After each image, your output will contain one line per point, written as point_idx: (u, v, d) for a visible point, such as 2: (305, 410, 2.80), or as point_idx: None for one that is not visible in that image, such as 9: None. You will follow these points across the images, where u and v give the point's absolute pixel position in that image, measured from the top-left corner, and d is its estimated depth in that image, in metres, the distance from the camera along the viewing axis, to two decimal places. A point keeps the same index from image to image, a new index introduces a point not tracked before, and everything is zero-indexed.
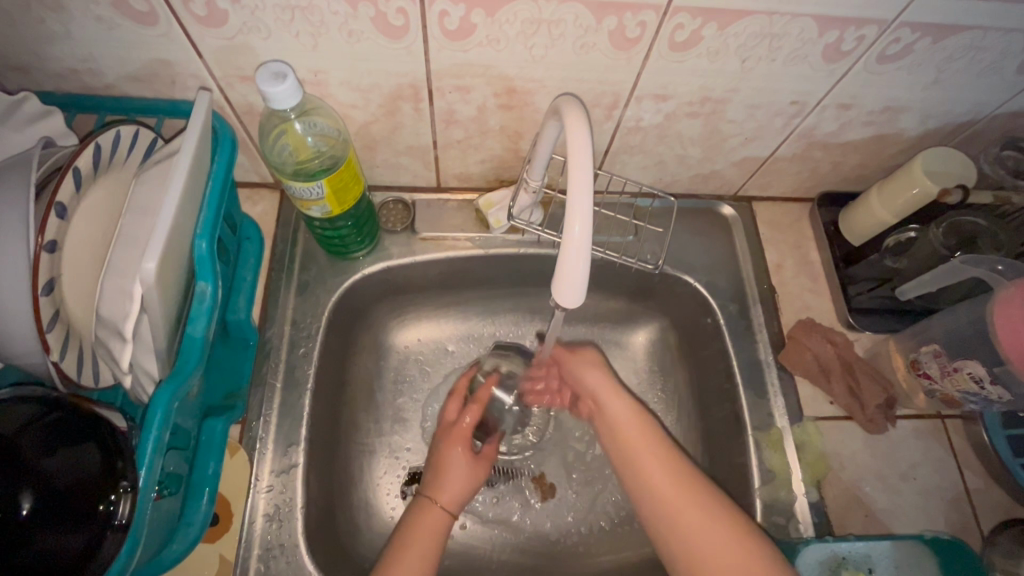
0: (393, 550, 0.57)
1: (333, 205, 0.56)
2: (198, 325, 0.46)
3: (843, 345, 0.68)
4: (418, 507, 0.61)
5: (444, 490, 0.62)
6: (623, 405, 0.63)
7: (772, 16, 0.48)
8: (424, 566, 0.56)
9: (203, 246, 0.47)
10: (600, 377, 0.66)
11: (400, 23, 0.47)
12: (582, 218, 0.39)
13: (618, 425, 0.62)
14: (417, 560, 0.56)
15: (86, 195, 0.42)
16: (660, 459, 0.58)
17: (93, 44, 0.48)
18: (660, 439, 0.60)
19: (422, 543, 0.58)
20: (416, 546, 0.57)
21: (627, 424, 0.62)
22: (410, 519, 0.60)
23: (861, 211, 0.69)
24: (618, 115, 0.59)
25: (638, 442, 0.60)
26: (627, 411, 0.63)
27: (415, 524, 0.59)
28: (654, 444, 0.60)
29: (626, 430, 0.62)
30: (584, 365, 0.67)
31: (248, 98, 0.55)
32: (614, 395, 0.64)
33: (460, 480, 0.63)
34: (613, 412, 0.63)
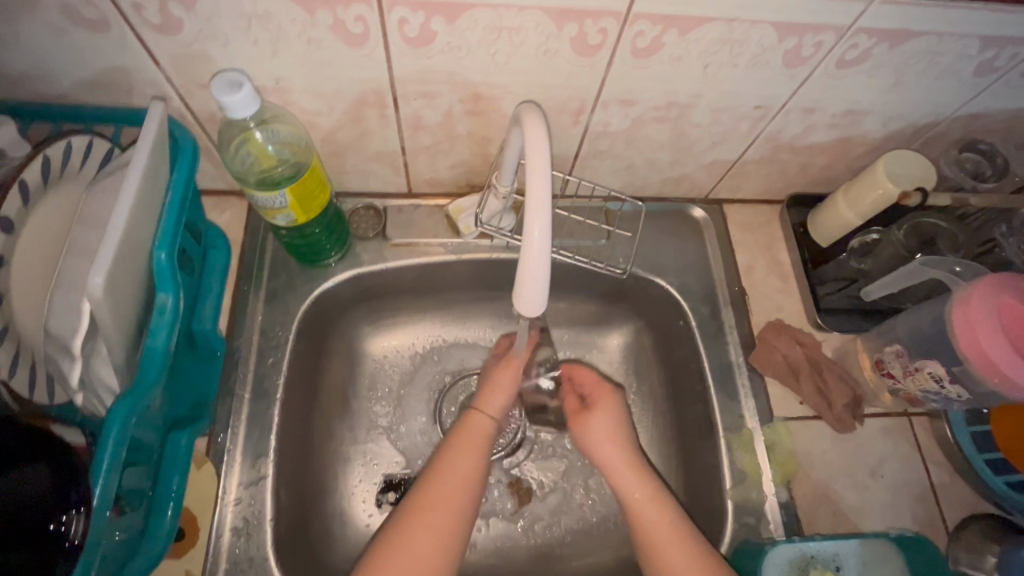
0: (440, 454, 0.59)
1: (298, 213, 0.55)
2: (158, 337, 0.46)
3: (812, 345, 0.68)
4: (467, 415, 0.63)
5: (489, 400, 0.63)
6: (642, 488, 0.61)
7: (731, 23, 0.48)
8: (472, 466, 0.58)
9: (162, 256, 0.46)
10: (611, 445, 0.64)
11: (360, 30, 0.47)
12: (541, 225, 0.39)
13: (630, 501, 0.60)
14: (466, 460, 0.59)
15: (34, 210, 0.42)
16: (682, 551, 0.56)
17: (47, 51, 0.47)
18: (686, 536, 0.57)
19: (471, 448, 0.60)
20: (463, 450, 0.59)
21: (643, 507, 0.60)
22: (458, 426, 0.62)
23: (829, 213, 0.69)
24: (585, 121, 0.59)
25: (657, 532, 0.58)
26: (648, 499, 0.60)
27: (462, 429, 0.61)
28: (676, 536, 0.57)
29: (639, 506, 0.60)
30: (597, 430, 0.65)
31: (209, 105, 0.54)
32: (639, 479, 0.61)
33: (502, 391, 0.64)
34: (629, 490, 0.61)
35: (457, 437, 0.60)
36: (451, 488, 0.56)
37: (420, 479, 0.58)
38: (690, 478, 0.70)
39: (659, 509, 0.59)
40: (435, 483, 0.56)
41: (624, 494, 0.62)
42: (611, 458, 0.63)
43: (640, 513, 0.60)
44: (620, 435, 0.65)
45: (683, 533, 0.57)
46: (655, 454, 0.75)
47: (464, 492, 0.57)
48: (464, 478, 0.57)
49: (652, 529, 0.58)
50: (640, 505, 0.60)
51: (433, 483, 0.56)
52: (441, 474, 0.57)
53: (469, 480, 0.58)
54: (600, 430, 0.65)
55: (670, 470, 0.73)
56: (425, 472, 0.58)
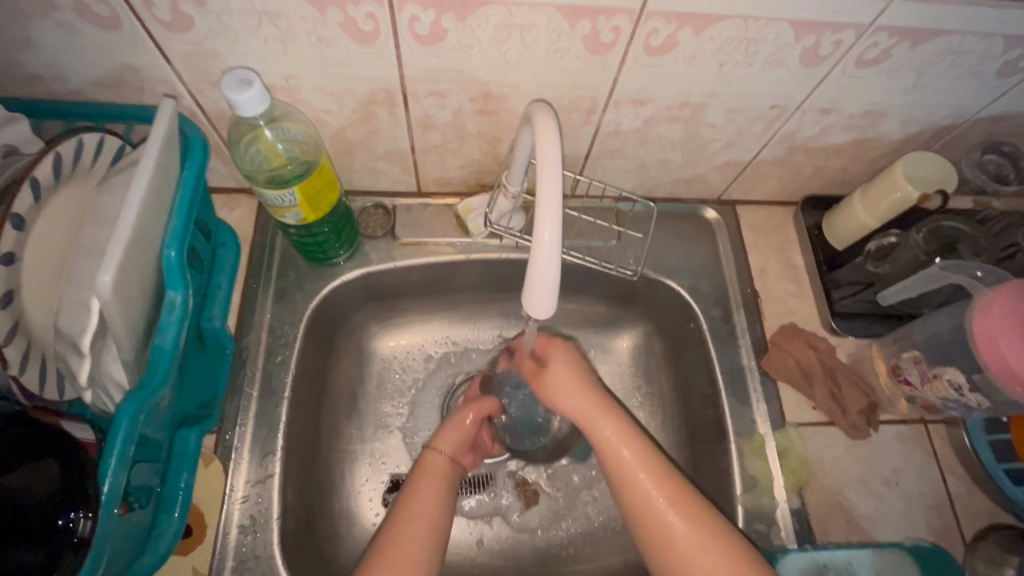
0: (404, 495, 0.58)
1: (307, 211, 0.55)
2: (167, 335, 0.46)
3: (826, 350, 0.67)
4: (422, 457, 0.63)
5: (441, 439, 0.64)
6: (611, 430, 0.57)
7: (746, 21, 0.47)
8: (437, 503, 0.58)
9: (171, 254, 0.46)
10: (574, 397, 0.59)
11: (370, 28, 0.46)
12: (551, 225, 0.39)
13: (603, 445, 0.58)
14: (431, 496, 0.58)
15: (46, 208, 0.42)
16: (681, 512, 0.53)
17: (60, 49, 0.47)
18: (682, 494, 0.54)
19: (431, 486, 0.59)
20: (426, 487, 0.59)
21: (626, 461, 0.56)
22: (416, 467, 0.62)
23: (845, 215, 0.68)
24: (596, 120, 0.59)
25: (645, 487, 0.55)
26: (634, 458, 0.56)
27: (420, 470, 0.61)
28: (667, 496, 0.54)
29: (621, 460, 0.56)
30: (558, 385, 0.60)
31: (219, 104, 0.54)
32: (606, 416, 0.58)
33: (456, 427, 0.66)
34: (621, 452, 0.57)
35: (417, 476, 0.60)
36: (420, 524, 0.55)
37: (391, 512, 0.57)
38: (699, 483, 0.69)
39: (649, 468, 0.56)
40: (407, 518, 0.55)
41: (598, 441, 0.58)
42: (577, 404, 0.59)
43: (626, 469, 0.56)
44: (579, 379, 0.60)
45: (675, 490, 0.54)
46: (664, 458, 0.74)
47: (434, 531, 0.55)
48: (432, 516, 0.56)
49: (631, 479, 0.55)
50: (625, 463, 0.56)
51: (406, 518, 0.55)
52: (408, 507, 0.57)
53: (437, 518, 0.56)
54: (561, 384, 0.60)
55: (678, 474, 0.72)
56: (392, 511, 0.57)
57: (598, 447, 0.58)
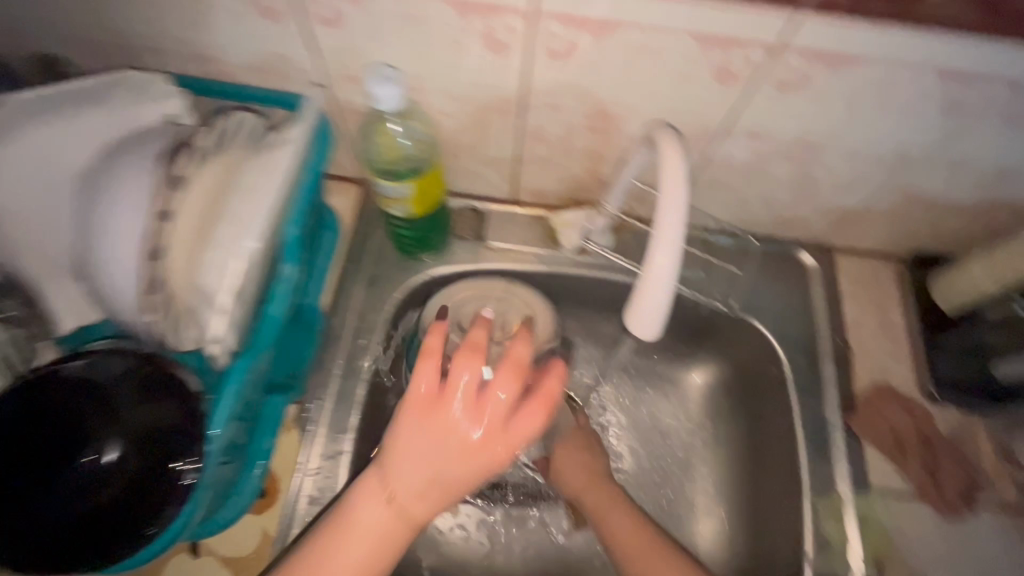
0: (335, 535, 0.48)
1: (417, 207, 0.58)
2: (278, 304, 0.49)
3: (922, 416, 0.63)
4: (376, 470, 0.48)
5: (401, 475, 0.47)
6: (603, 496, 0.66)
7: (888, 65, 0.46)
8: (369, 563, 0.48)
9: (294, 231, 0.49)
10: (574, 467, 0.69)
11: (507, 39, 0.48)
12: (666, 249, 0.39)
13: (595, 508, 0.66)
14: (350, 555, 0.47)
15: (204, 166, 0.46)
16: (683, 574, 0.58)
17: (226, 33, 0.52)
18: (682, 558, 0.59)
19: (358, 543, 0.47)
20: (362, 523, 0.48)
21: (631, 539, 0.61)
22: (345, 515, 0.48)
23: (960, 278, 0.63)
24: (707, 149, 0.58)
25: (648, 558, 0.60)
26: (636, 539, 0.61)
27: (343, 520, 0.48)
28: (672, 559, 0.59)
29: (624, 540, 0.62)
30: (566, 458, 0.69)
31: (351, 96, 0.58)
32: (614, 505, 0.65)
33: (460, 469, 0.46)
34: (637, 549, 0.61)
35: (391, 482, 0.47)
36: None
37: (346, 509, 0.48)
38: (763, 537, 0.66)
39: (652, 542, 0.61)
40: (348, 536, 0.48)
41: (593, 515, 0.65)
42: (573, 469, 0.68)
43: (616, 539, 0.62)
44: (586, 464, 0.69)
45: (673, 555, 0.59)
46: (726, 504, 0.71)
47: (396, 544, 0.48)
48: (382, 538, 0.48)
49: (629, 543, 0.61)
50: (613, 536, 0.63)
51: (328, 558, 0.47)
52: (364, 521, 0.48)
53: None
54: (568, 460, 0.69)
55: (739, 524, 0.69)
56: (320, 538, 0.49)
57: (592, 513, 0.66)
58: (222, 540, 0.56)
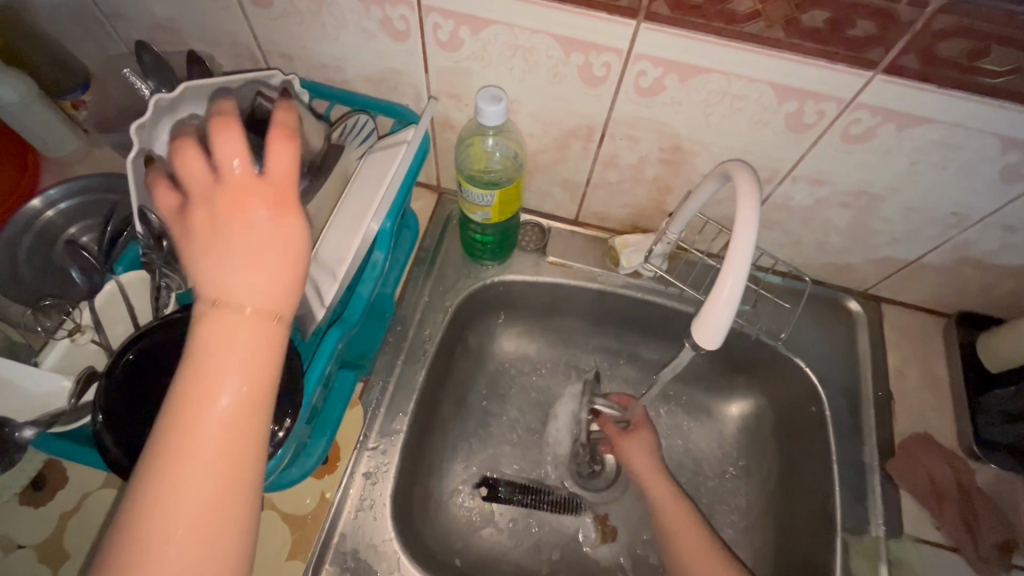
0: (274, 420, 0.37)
1: (494, 214, 0.63)
2: (367, 286, 0.56)
3: (963, 471, 0.64)
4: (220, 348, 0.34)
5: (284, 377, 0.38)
6: (661, 485, 0.69)
7: (954, 128, 0.50)
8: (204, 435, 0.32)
9: (389, 225, 0.56)
10: (644, 458, 0.71)
11: (601, 74, 0.54)
12: (736, 274, 0.43)
13: (656, 494, 0.69)
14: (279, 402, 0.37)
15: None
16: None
17: (353, 48, 0.60)
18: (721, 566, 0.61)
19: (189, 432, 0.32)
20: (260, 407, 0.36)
21: (677, 529, 0.65)
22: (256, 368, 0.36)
23: (1008, 336, 0.65)
24: (769, 190, 0.63)
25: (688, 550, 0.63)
26: (689, 531, 0.65)
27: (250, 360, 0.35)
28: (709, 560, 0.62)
29: (669, 520, 0.66)
30: (636, 446, 0.72)
31: (449, 111, 0.64)
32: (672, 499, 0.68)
33: (265, 243, 0.35)
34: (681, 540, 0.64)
35: (201, 357, 0.33)
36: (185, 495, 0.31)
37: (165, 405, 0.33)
38: (788, 569, 0.67)
39: (700, 540, 0.64)
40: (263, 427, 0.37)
41: (652, 497, 0.69)
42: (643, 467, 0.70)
43: (664, 521, 0.67)
44: (653, 457, 0.71)
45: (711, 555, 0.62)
46: (754, 536, 0.72)
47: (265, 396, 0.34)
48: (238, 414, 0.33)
49: (674, 524, 0.66)
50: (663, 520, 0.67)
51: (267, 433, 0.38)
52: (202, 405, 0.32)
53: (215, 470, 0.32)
54: (636, 451, 0.72)
55: (766, 557, 0.70)
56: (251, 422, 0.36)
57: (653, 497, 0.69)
58: (283, 498, 0.60)
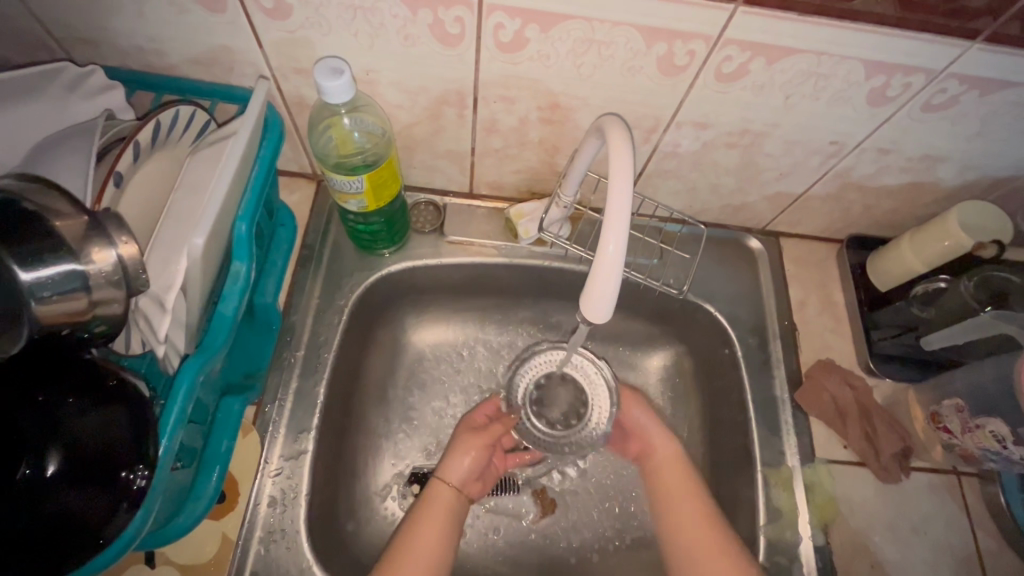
0: (407, 525, 0.61)
1: (369, 200, 0.57)
2: (229, 303, 0.48)
3: (862, 389, 0.67)
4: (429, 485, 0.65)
5: (450, 469, 0.66)
6: (665, 450, 0.68)
7: (821, 56, 0.48)
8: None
9: (243, 227, 0.48)
10: (640, 414, 0.71)
11: (457, 31, 0.49)
12: (617, 237, 0.40)
13: (653, 462, 0.68)
14: (433, 535, 0.60)
15: (125, 194, 0.43)
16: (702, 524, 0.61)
17: (164, 25, 0.50)
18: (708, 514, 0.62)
19: None
20: (429, 526, 0.60)
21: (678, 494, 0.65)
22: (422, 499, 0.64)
23: (891, 257, 0.68)
24: (656, 139, 0.60)
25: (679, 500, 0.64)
26: (680, 480, 0.66)
27: (425, 503, 0.63)
28: (699, 514, 0.62)
29: (665, 481, 0.66)
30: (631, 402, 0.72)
31: (300, 89, 0.57)
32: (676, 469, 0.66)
33: None
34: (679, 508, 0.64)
35: None
36: None
37: None
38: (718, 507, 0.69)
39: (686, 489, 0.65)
40: (417, 524, 0.61)
41: (648, 463, 0.69)
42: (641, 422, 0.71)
43: (663, 483, 0.67)
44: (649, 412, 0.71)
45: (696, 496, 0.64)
46: None
47: None
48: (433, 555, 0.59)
49: (661, 473, 0.67)
50: (666, 485, 0.66)
51: (416, 531, 0.60)
52: None
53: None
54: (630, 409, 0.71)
55: None
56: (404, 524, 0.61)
57: (650, 464, 0.69)
58: (180, 548, 0.56)
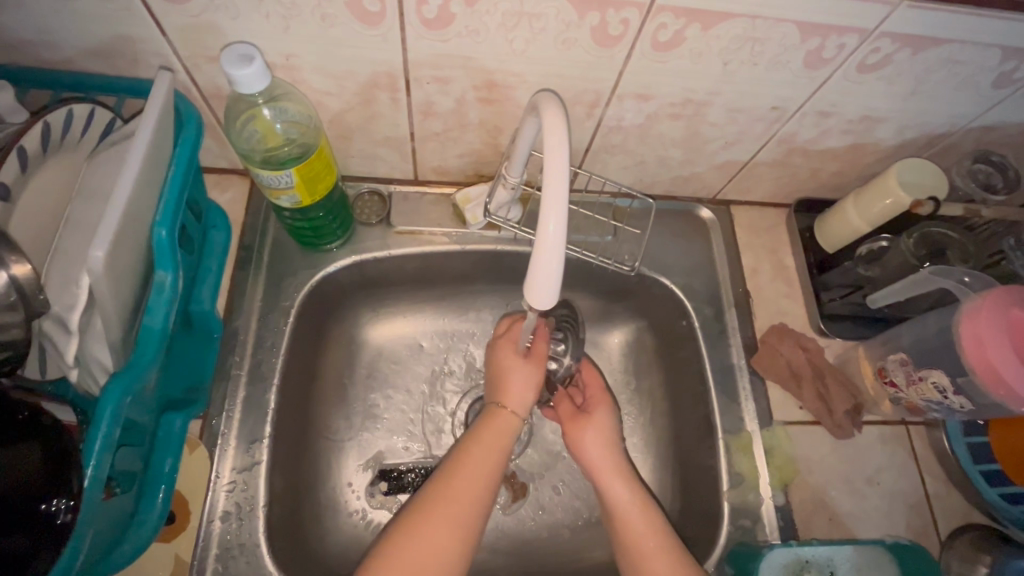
0: (467, 440, 0.59)
1: (303, 195, 0.54)
2: (155, 316, 0.44)
3: (815, 351, 0.69)
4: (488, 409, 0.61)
5: (512, 392, 0.61)
6: (622, 490, 0.62)
7: (755, 20, 0.47)
8: (470, 510, 0.54)
9: (162, 233, 0.45)
10: (601, 449, 0.64)
11: (377, 9, 0.46)
12: (557, 217, 0.38)
13: (617, 507, 0.61)
14: (488, 454, 0.58)
15: (15, 209, 0.39)
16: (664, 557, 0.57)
17: (50, 16, 0.45)
18: (674, 552, 0.57)
19: (451, 513, 0.53)
20: (484, 447, 0.58)
21: (626, 513, 0.60)
22: (482, 420, 0.60)
23: (837, 219, 0.69)
24: (599, 114, 0.59)
25: (641, 535, 0.59)
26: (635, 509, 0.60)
27: (487, 421, 0.60)
28: (662, 546, 0.58)
29: (620, 509, 0.61)
30: (590, 436, 0.65)
31: (216, 80, 0.53)
32: (620, 475, 0.63)
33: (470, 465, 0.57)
34: (626, 517, 0.60)
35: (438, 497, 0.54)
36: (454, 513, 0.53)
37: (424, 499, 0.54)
38: (685, 478, 0.70)
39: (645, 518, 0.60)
40: (479, 437, 0.59)
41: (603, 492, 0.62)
42: (598, 458, 0.64)
43: (629, 533, 0.59)
44: (611, 446, 0.65)
45: (657, 527, 0.59)
46: (652, 456, 0.74)
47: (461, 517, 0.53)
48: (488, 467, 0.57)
49: (624, 509, 0.60)
50: (625, 509, 0.60)
51: (476, 444, 0.58)
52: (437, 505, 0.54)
53: (475, 504, 0.55)
54: (594, 439, 0.65)
55: (666, 472, 0.73)
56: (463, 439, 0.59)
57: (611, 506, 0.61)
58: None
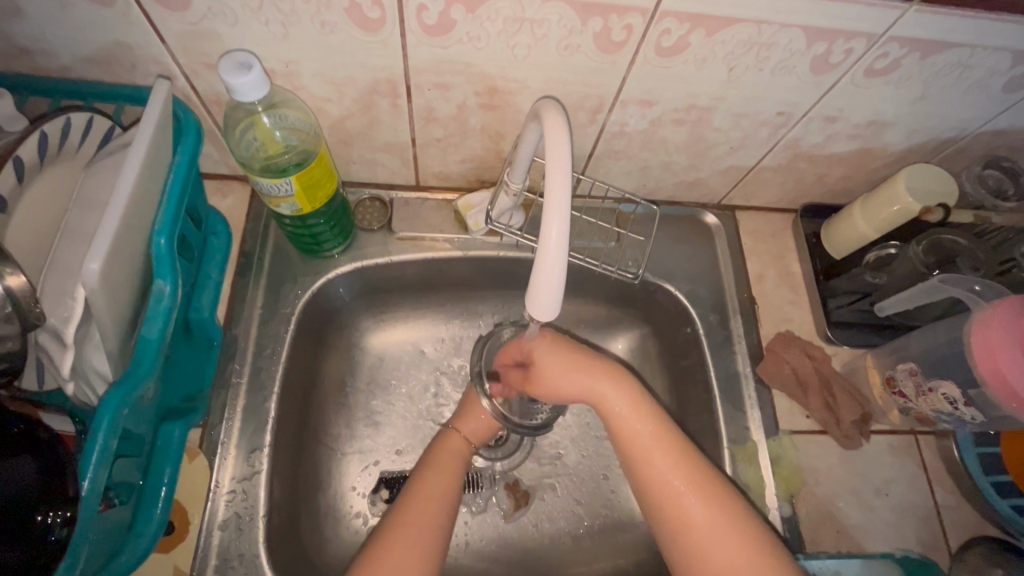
0: (421, 467, 0.61)
1: (302, 202, 0.53)
2: (153, 326, 0.44)
3: (821, 359, 0.68)
4: (442, 436, 0.65)
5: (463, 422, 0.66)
6: (621, 399, 0.59)
7: (761, 25, 0.46)
8: (431, 536, 0.54)
9: (161, 242, 0.44)
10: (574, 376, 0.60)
11: (377, 16, 0.45)
12: (559, 222, 0.37)
13: (617, 418, 0.59)
14: (443, 480, 0.59)
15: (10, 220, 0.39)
16: (703, 502, 0.53)
17: (47, 24, 0.45)
18: (706, 490, 0.54)
19: (411, 540, 0.53)
20: (441, 473, 0.60)
21: (629, 423, 0.58)
22: (433, 447, 0.63)
23: (844, 225, 0.68)
24: (602, 120, 0.58)
25: (653, 454, 0.56)
26: (650, 436, 0.57)
27: (437, 449, 0.63)
28: (686, 480, 0.54)
29: (630, 433, 0.58)
30: (555, 367, 0.60)
31: (216, 87, 0.52)
32: (613, 388, 0.60)
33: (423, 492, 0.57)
34: (634, 435, 0.58)
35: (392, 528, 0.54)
36: (413, 539, 0.53)
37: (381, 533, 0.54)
38: None
39: (665, 449, 0.56)
40: (433, 465, 0.61)
41: (604, 412, 0.60)
42: (580, 384, 0.60)
43: (634, 438, 0.58)
44: (581, 364, 0.61)
45: (679, 455, 0.56)
46: None
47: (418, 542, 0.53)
48: (444, 490, 0.58)
49: (635, 437, 0.58)
50: (630, 429, 0.58)
51: (431, 474, 0.59)
52: (395, 535, 0.53)
53: (436, 526, 0.55)
54: (556, 369, 0.60)
55: None
56: (416, 469, 0.61)
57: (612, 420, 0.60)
58: None
